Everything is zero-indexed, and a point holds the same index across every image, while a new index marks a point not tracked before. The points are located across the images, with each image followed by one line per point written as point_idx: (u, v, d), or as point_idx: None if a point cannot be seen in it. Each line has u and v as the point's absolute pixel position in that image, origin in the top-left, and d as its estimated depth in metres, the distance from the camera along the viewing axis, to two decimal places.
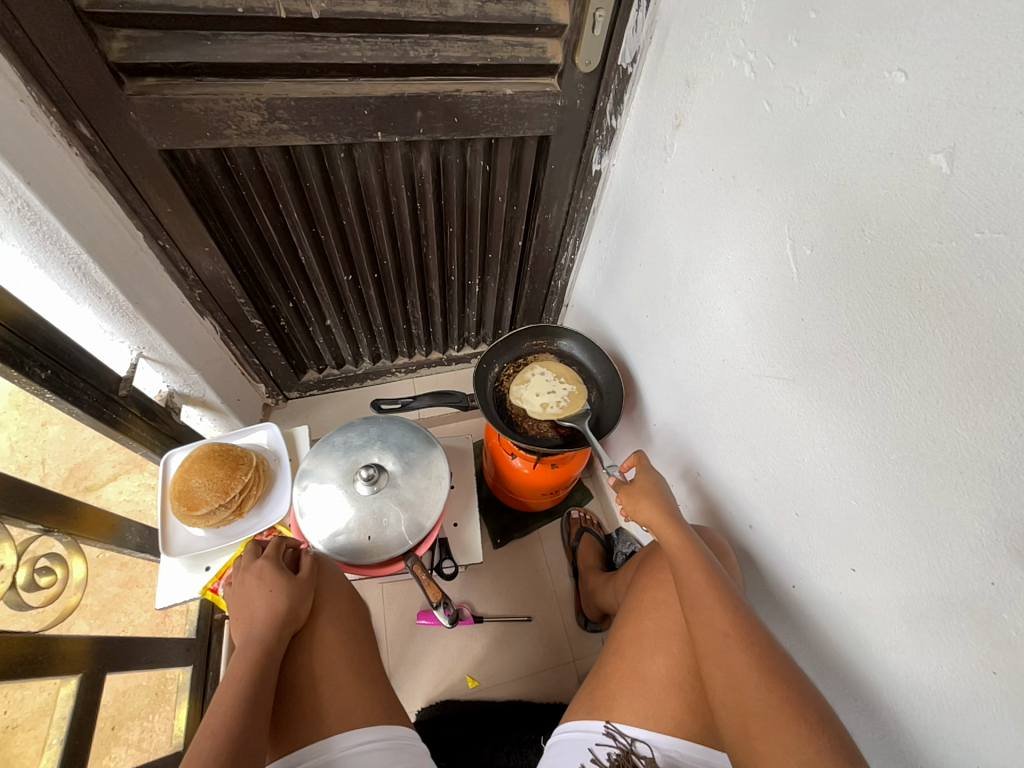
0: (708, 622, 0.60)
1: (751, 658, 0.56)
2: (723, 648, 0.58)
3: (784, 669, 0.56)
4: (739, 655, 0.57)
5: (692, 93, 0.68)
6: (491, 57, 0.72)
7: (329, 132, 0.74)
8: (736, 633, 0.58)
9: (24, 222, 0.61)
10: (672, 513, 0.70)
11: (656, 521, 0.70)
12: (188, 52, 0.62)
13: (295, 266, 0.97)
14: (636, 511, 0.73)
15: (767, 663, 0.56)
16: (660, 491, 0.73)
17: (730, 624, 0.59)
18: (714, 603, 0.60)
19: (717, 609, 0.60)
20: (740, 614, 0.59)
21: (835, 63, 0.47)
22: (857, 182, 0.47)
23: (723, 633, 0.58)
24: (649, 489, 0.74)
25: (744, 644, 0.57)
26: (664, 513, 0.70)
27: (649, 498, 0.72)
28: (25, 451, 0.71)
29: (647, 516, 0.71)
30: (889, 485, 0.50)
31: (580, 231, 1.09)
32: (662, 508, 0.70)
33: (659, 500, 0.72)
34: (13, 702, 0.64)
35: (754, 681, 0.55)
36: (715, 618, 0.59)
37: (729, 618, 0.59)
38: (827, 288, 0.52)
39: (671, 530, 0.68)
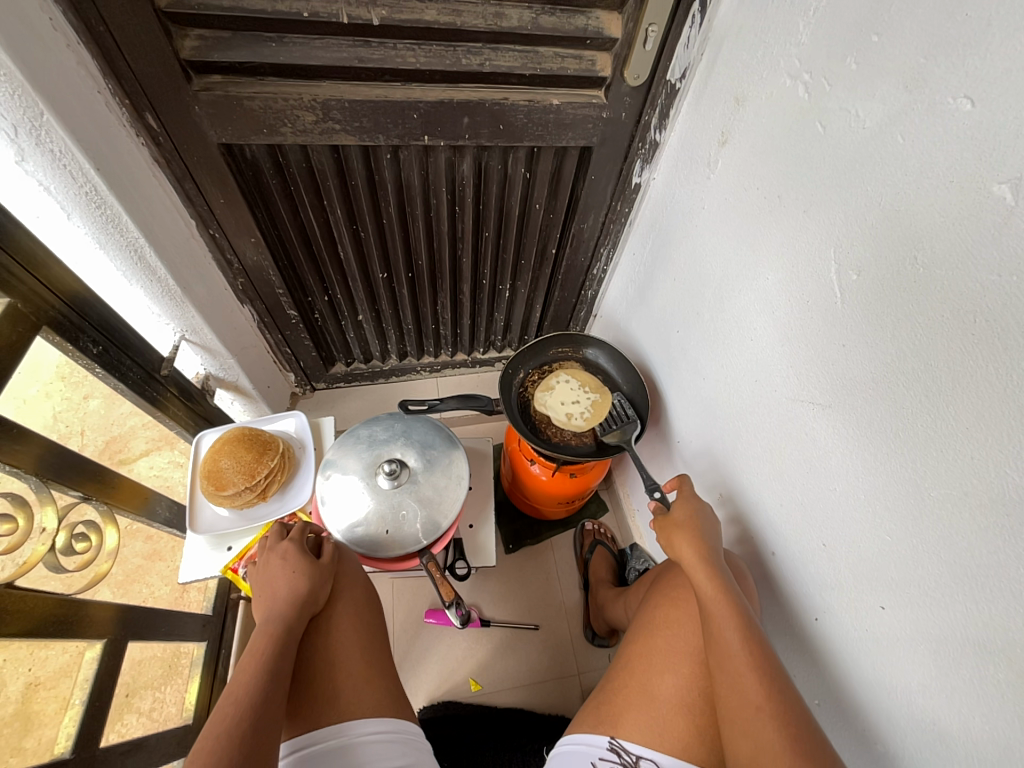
0: (740, 691, 0.57)
1: (785, 741, 0.52)
2: (751, 720, 0.55)
3: (816, 744, 0.52)
4: (769, 732, 0.53)
5: (741, 111, 0.68)
6: (541, 67, 0.74)
7: (378, 134, 0.77)
8: (770, 711, 0.55)
9: (91, 205, 0.65)
10: (710, 554, 0.67)
11: (693, 561, 0.67)
12: (254, 52, 0.65)
13: (333, 261, 1.00)
14: (672, 545, 0.71)
15: (795, 732, 0.53)
16: (700, 527, 0.71)
17: (763, 697, 0.56)
18: (748, 669, 0.58)
19: (751, 679, 0.57)
20: (770, 688, 0.56)
21: (895, 87, 0.46)
22: (912, 208, 0.46)
23: (756, 706, 0.56)
24: (689, 525, 0.71)
25: (778, 722, 0.54)
26: (702, 554, 0.67)
27: (688, 535, 0.70)
28: (66, 422, 0.73)
29: (685, 553, 0.69)
30: (928, 522, 0.48)
31: (614, 242, 1.09)
32: (701, 549, 0.68)
33: (700, 540, 0.69)
34: (37, 660, 0.66)
35: (780, 761, 0.51)
36: (749, 689, 0.57)
37: (764, 692, 0.56)
38: (873, 315, 0.51)
39: (708, 575, 0.65)
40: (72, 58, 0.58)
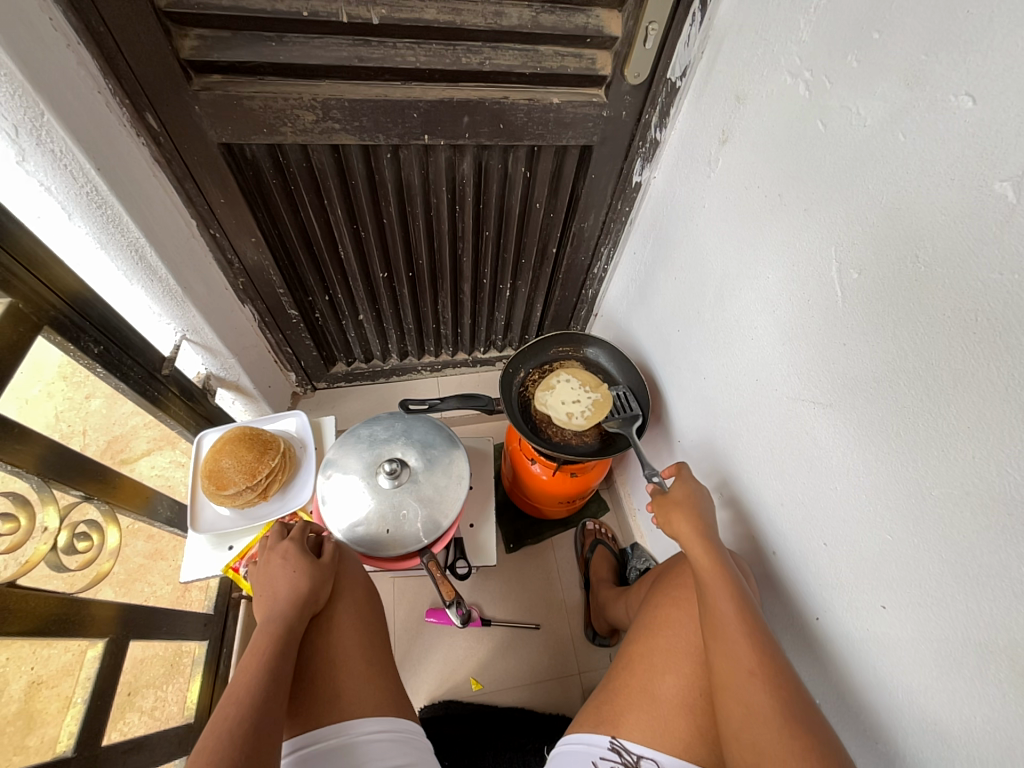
0: (733, 658, 0.58)
1: (776, 705, 0.54)
2: (744, 687, 0.56)
3: (804, 707, 0.54)
4: (761, 695, 0.54)
5: (741, 109, 0.67)
6: (541, 66, 0.73)
7: (378, 134, 0.77)
8: (763, 676, 0.56)
9: (92, 205, 0.65)
10: (706, 529, 0.67)
11: (689, 535, 0.67)
12: (254, 52, 0.65)
13: (334, 260, 1.00)
14: (668, 522, 0.71)
15: (785, 696, 0.54)
16: (696, 503, 0.71)
17: (756, 663, 0.56)
18: (741, 635, 0.58)
19: (744, 646, 0.58)
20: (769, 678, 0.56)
21: (896, 85, 0.46)
22: (913, 205, 0.46)
23: (749, 671, 0.56)
24: (685, 501, 0.71)
25: (770, 686, 0.55)
26: (698, 529, 0.67)
27: (684, 511, 0.70)
28: (68, 421, 0.73)
29: (681, 528, 0.69)
30: (928, 521, 0.48)
31: (615, 241, 1.09)
32: (697, 523, 0.68)
33: (695, 515, 0.69)
34: (40, 659, 0.66)
35: (772, 723, 0.53)
36: (742, 655, 0.57)
37: (757, 658, 0.57)
38: (873, 313, 0.51)
39: (704, 549, 0.65)
40: (73, 59, 0.58)
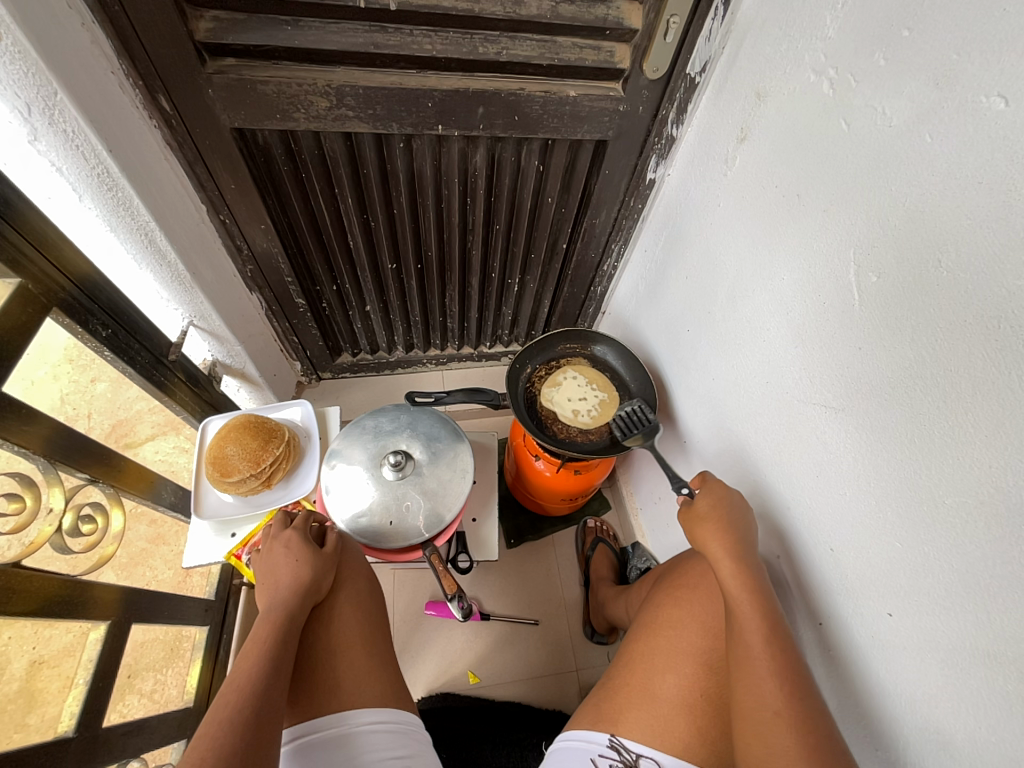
0: (758, 694, 0.57)
1: (802, 749, 0.52)
2: (767, 725, 0.55)
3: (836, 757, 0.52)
4: (787, 739, 0.53)
5: (761, 106, 0.66)
6: (558, 57, 0.73)
7: (392, 123, 0.76)
8: (788, 717, 0.55)
9: (102, 187, 0.65)
10: (741, 552, 0.65)
11: (724, 565, 0.65)
12: (268, 35, 0.64)
13: (343, 250, 0.99)
14: (697, 538, 0.69)
15: (814, 742, 0.53)
16: (731, 523, 0.68)
17: (782, 703, 0.55)
18: (767, 673, 0.58)
19: (770, 684, 0.57)
20: (798, 697, 0.56)
21: (926, 84, 0.45)
22: (937, 209, 0.45)
23: (774, 711, 0.55)
24: (719, 523, 0.68)
25: (796, 729, 0.54)
26: (730, 550, 0.66)
27: (719, 535, 0.67)
28: (74, 404, 0.73)
29: (716, 554, 0.66)
30: (938, 529, 0.48)
31: (626, 239, 1.08)
32: (730, 546, 0.66)
33: (731, 540, 0.66)
34: (41, 639, 0.66)
35: None
36: (767, 694, 0.56)
37: (784, 698, 0.56)
38: (890, 318, 0.50)
39: (740, 579, 0.64)
40: (86, 38, 0.58)
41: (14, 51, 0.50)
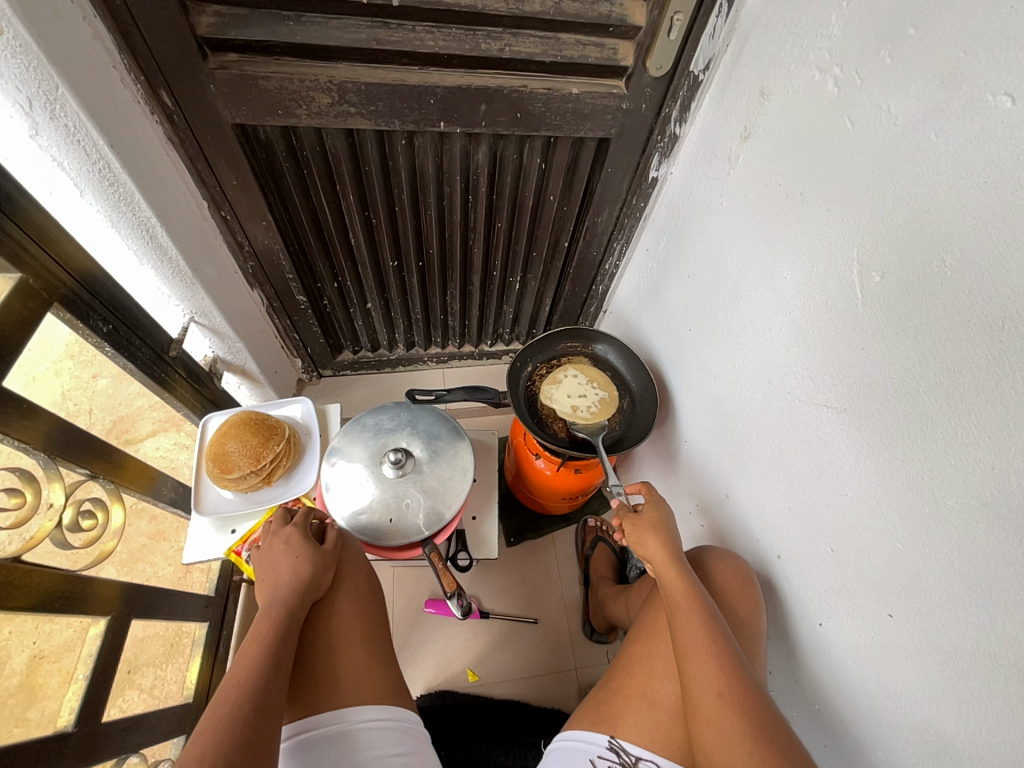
0: (702, 677, 0.58)
1: (743, 724, 0.55)
2: (712, 707, 0.56)
3: (772, 725, 0.55)
4: (731, 715, 0.55)
5: (765, 105, 0.66)
6: (561, 55, 0.72)
7: (393, 119, 0.76)
8: (729, 694, 0.56)
9: (104, 183, 0.64)
10: (676, 555, 0.69)
11: (659, 564, 0.69)
12: (270, 31, 0.64)
13: (344, 247, 0.99)
14: (640, 544, 0.71)
15: (752, 713, 0.55)
16: (666, 527, 0.72)
17: (723, 683, 0.57)
18: (710, 658, 0.59)
19: (712, 666, 0.58)
20: (737, 674, 0.58)
21: (933, 83, 0.45)
22: (941, 208, 0.45)
23: (717, 692, 0.57)
24: (650, 529, 0.71)
25: (738, 707, 0.56)
26: (668, 551, 0.69)
27: (657, 537, 0.70)
28: (75, 400, 0.73)
29: (652, 557, 0.70)
30: (938, 530, 0.48)
31: (628, 237, 1.07)
32: (667, 545, 0.69)
33: (665, 543, 0.70)
34: (43, 634, 0.66)
35: (741, 742, 0.54)
36: (710, 677, 0.58)
37: (725, 677, 0.58)
38: (894, 318, 0.50)
39: (676, 575, 0.67)
40: (87, 32, 0.57)
41: (15, 45, 0.49)
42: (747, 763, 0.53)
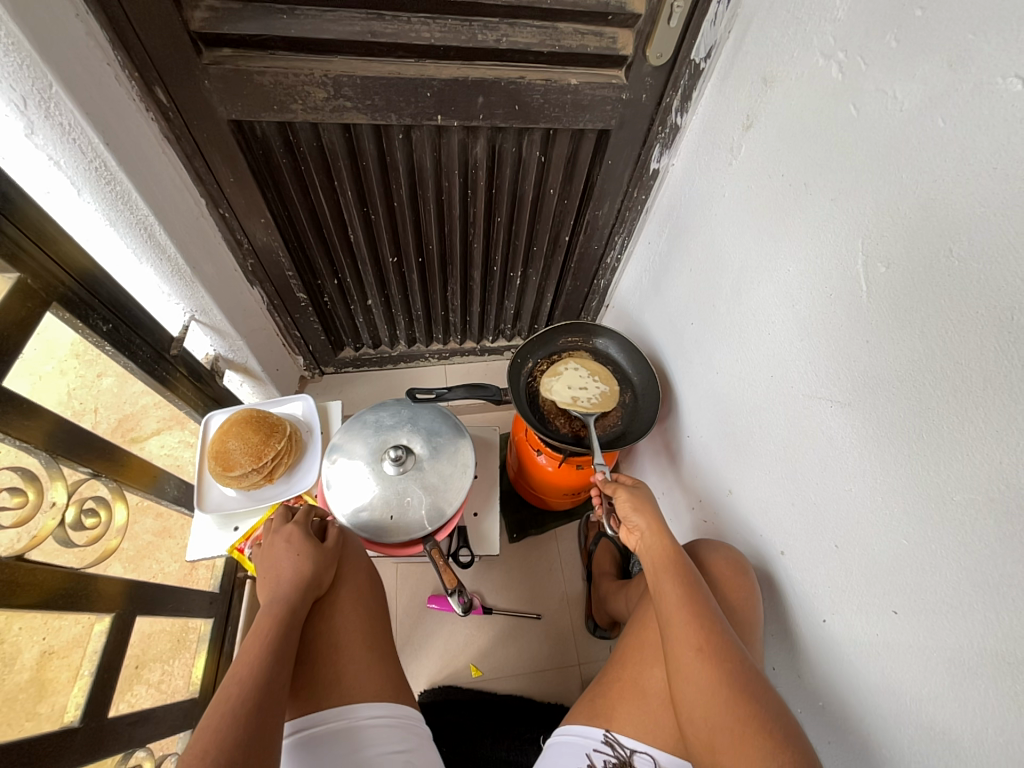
0: (682, 634, 0.59)
1: (721, 678, 0.56)
2: (692, 663, 0.57)
3: (750, 681, 0.56)
4: (709, 670, 0.56)
5: (768, 93, 0.64)
6: (559, 45, 0.71)
7: (390, 113, 0.75)
8: (709, 651, 0.57)
9: (100, 181, 0.64)
10: (661, 522, 0.71)
11: (646, 530, 0.71)
12: (264, 25, 0.63)
13: (343, 243, 0.99)
14: (627, 512, 0.73)
15: (729, 669, 0.56)
16: (652, 498, 0.74)
17: (702, 639, 0.58)
18: (690, 616, 0.60)
19: (691, 624, 0.60)
20: (717, 632, 0.59)
21: (939, 67, 0.43)
22: (948, 197, 0.44)
23: (696, 647, 0.58)
24: (638, 497, 0.73)
25: (715, 661, 0.57)
26: (653, 518, 0.71)
27: (645, 504, 0.73)
28: (80, 399, 0.73)
29: (640, 524, 0.72)
30: (945, 527, 0.47)
31: (629, 230, 1.06)
32: (652, 513, 0.72)
33: (652, 512, 0.72)
34: (51, 630, 0.67)
35: (718, 696, 0.55)
36: (689, 632, 0.59)
37: (704, 634, 0.59)
38: (900, 311, 0.49)
39: (661, 541, 0.69)
40: (80, 29, 0.57)
41: (7, 43, 0.49)
42: (724, 715, 0.54)
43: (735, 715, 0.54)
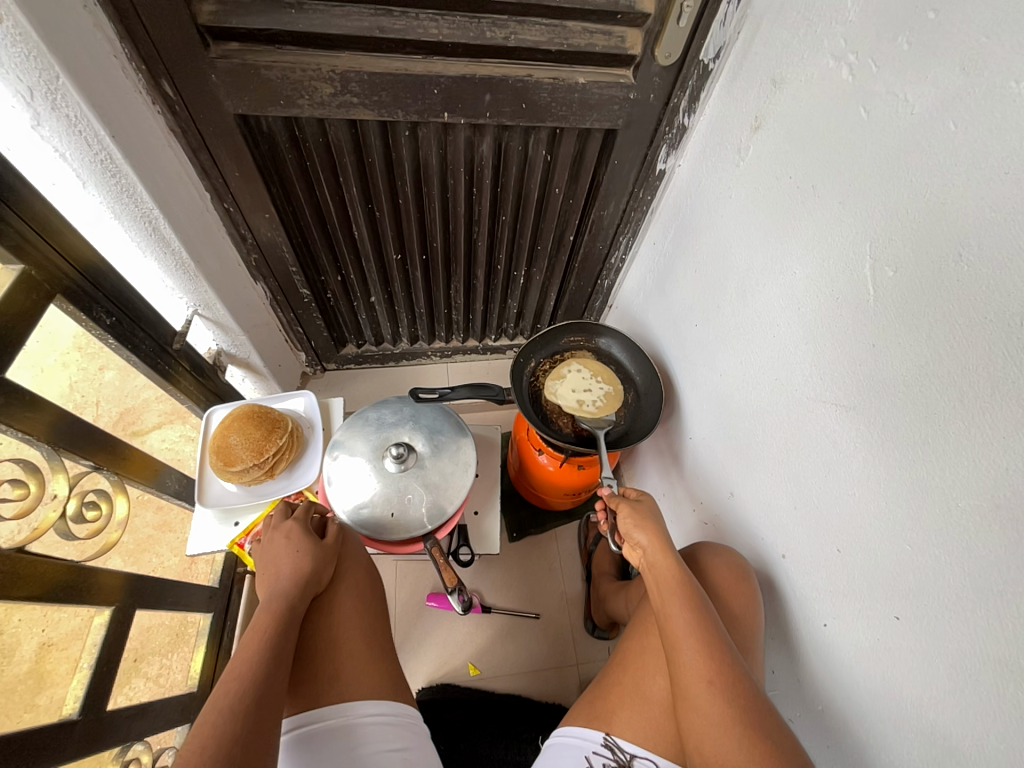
0: (691, 665, 0.59)
1: (733, 716, 0.55)
2: (702, 696, 0.57)
3: (761, 716, 0.56)
4: (720, 704, 0.56)
5: (777, 94, 0.64)
6: (568, 43, 0.71)
7: (397, 110, 0.75)
8: (719, 684, 0.57)
9: (106, 173, 0.64)
10: (667, 544, 0.70)
11: (653, 553, 0.69)
12: (272, 19, 0.63)
13: (348, 240, 0.99)
14: (633, 533, 0.72)
15: (741, 704, 0.56)
16: (657, 519, 0.73)
17: (712, 672, 0.58)
18: (700, 648, 0.59)
19: (701, 655, 0.59)
20: (727, 665, 0.58)
21: (951, 69, 0.43)
22: (959, 202, 0.43)
23: (706, 680, 0.57)
24: (644, 516, 0.72)
25: (725, 695, 0.56)
26: (659, 539, 0.70)
27: (651, 525, 0.71)
28: (82, 392, 0.74)
29: (646, 545, 0.70)
30: (949, 532, 0.47)
31: (634, 231, 1.06)
32: (659, 535, 0.70)
33: (659, 533, 0.71)
34: (50, 622, 0.67)
35: (728, 733, 0.55)
36: (698, 665, 0.58)
37: (714, 667, 0.58)
38: (907, 315, 0.49)
39: (669, 564, 0.68)
40: (88, 20, 0.57)
41: (14, 33, 0.49)
42: (735, 751, 0.54)
43: (747, 751, 0.53)
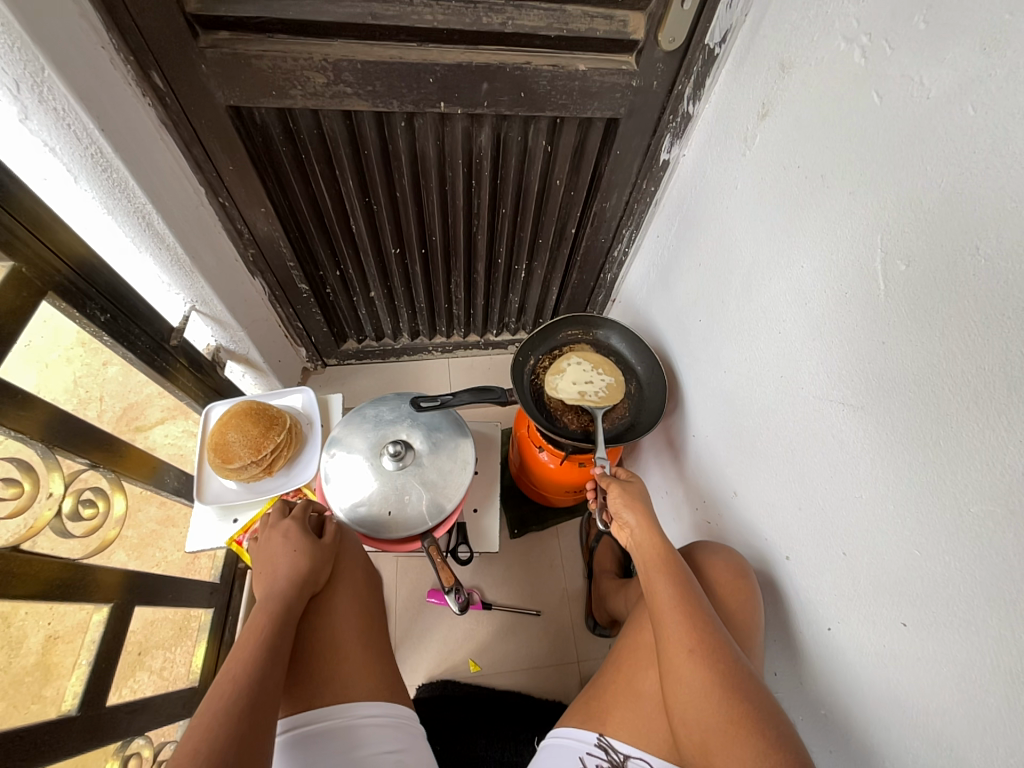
0: (673, 636, 0.58)
1: (714, 682, 0.54)
2: (683, 665, 0.56)
3: (742, 681, 0.55)
4: (701, 672, 0.55)
5: (786, 80, 0.61)
6: (568, 28, 0.68)
7: (392, 100, 0.73)
8: (700, 651, 0.56)
9: (96, 168, 0.63)
10: (652, 521, 0.70)
11: (639, 529, 0.70)
12: (262, 6, 0.62)
13: (345, 234, 0.97)
14: (620, 512, 0.72)
15: (723, 669, 0.55)
16: (643, 497, 0.73)
17: (693, 640, 0.57)
18: (682, 619, 0.59)
19: (683, 626, 0.59)
20: (709, 633, 0.58)
21: (971, 50, 0.41)
22: (977, 191, 0.41)
23: (688, 649, 0.57)
24: (630, 493, 0.73)
25: (707, 662, 0.56)
26: (645, 516, 0.70)
27: (636, 503, 0.72)
28: (85, 387, 0.74)
29: (632, 522, 0.71)
30: (960, 538, 0.45)
31: (638, 223, 1.03)
32: (644, 511, 0.71)
33: (645, 510, 0.71)
34: (56, 615, 0.68)
35: (709, 698, 0.54)
36: (680, 634, 0.58)
37: (696, 636, 0.58)
38: (918, 310, 0.47)
39: (653, 540, 0.68)
40: (74, 10, 0.55)
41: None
42: (716, 716, 0.53)
43: (728, 717, 0.52)
